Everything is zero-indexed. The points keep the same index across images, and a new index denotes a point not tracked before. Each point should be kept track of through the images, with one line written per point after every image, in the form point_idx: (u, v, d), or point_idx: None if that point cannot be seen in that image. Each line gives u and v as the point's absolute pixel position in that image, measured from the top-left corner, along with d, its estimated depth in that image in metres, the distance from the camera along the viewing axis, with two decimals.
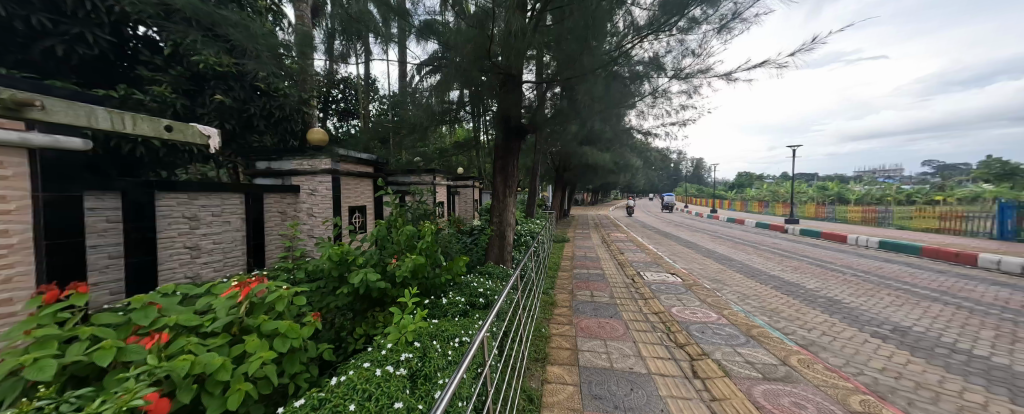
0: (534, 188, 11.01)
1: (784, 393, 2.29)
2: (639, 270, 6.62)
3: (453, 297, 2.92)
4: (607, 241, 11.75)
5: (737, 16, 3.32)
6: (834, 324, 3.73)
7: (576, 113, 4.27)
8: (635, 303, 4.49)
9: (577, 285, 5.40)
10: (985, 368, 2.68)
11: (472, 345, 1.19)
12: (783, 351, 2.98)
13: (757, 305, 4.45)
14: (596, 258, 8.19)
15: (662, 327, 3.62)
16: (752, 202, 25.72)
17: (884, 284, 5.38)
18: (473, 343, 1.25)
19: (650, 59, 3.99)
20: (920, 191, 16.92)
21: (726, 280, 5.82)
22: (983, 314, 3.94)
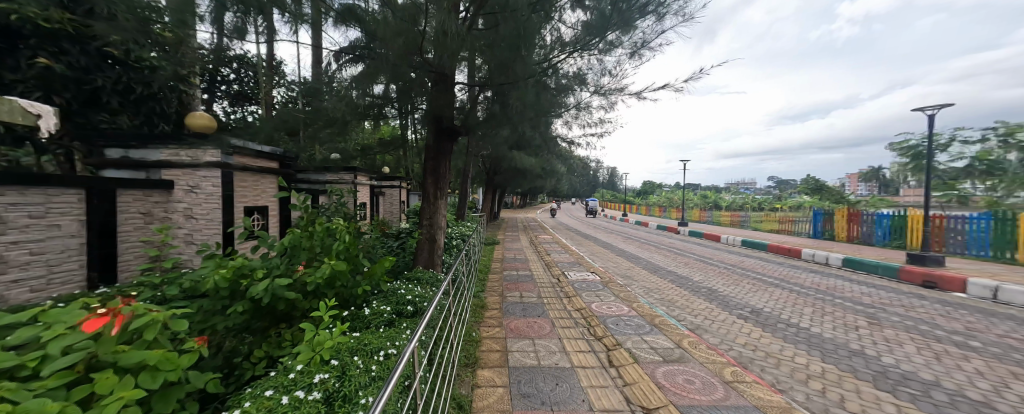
0: (465, 191, 10.93)
1: (679, 373, 2.70)
2: (563, 270, 7.10)
3: (377, 305, 2.72)
4: (535, 243, 12.32)
5: (645, 45, 3.83)
6: (711, 309, 4.57)
7: (509, 120, 4.26)
8: (560, 301, 4.80)
9: (507, 287, 5.53)
10: (806, 336, 3.58)
11: (402, 354, 1.11)
12: (677, 336, 3.51)
13: (658, 296, 5.18)
14: (525, 260, 8.52)
15: (583, 322, 3.94)
16: (655, 207, 29.84)
17: (744, 275, 6.79)
18: (404, 352, 1.15)
19: (575, 74, 4.32)
20: (767, 200, 21.81)
21: (635, 276, 6.64)
22: (803, 295, 5.28)
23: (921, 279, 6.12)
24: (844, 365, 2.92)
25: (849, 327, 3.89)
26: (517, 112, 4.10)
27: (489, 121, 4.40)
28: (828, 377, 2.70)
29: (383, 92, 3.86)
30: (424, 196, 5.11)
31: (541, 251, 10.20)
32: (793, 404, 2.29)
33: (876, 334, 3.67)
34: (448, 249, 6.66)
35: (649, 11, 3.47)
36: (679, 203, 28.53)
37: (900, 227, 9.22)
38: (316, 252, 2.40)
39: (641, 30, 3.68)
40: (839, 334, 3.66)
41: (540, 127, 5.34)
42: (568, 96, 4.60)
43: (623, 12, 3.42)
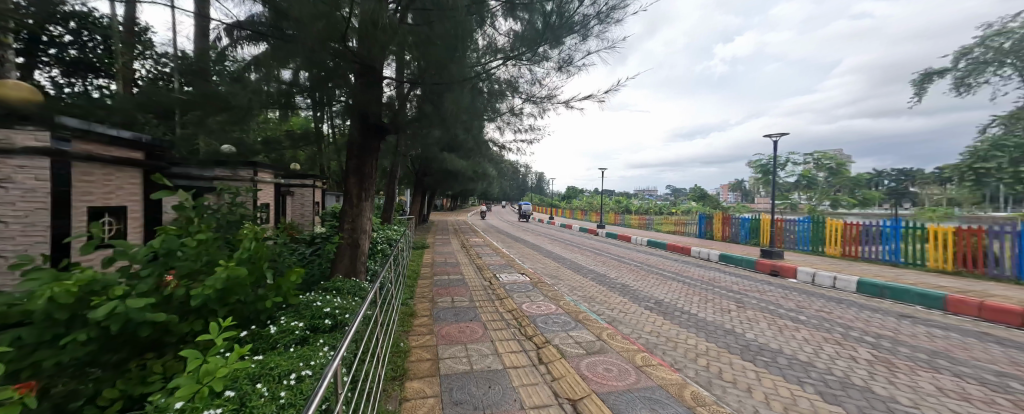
0: (392, 192, 10.27)
1: (600, 363, 2.97)
2: (495, 273, 7.20)
3: (287, 321, 2.39)
4: (466, 246, 12.23)
5: (572, 60, 4.14)
6: (624, 302, 5.15)
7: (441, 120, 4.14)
8: (492, 304, 4.84)
9: (437, 292, 5.37)
10: (695, 321, 4.31)
11: (330, 365, 1.02)
12: (598, 329, 3.85)
13: (581, 294, 5.63)
14: (456, 264, 8.37)
15: (515, 323, 4.05)
16: (577, 210, 32.35)
17: (649, 271, 7.84)
18: (330, 362, 1.05)
19: (507, 81, 4.44)
20: (666, 205, 25.49)
21: (560, 276, 7.09)
22: (693, 286, 6.33)
23: (769, 269, 7.91)
24: (721, 343, 3.59)
25: (724, 310, 4.80)
26: (451, 113, 4.04)
27: (420, 121, 4.24)
28: (710, 354, 3.29)
29: (295, 78, 3.39)
30: (345, 198, 4.66)
31: (472, 254, 10.14)
32: (687, 380, 2.72)
33: (742, 315, 4.60)
34: (372, 254, 6.17)
35: (576, 32, 3.77)
36: (598, 207, 31.46)
37: (756, 228, 11.74)
38: (203, 262, 2.01)
39: (569, 47, 3.98)
40: (717, 316, 4.51)
41: (473, 131, 5.36)
42: (501, 102, 4.71)
43: (554, 29, 3.65)
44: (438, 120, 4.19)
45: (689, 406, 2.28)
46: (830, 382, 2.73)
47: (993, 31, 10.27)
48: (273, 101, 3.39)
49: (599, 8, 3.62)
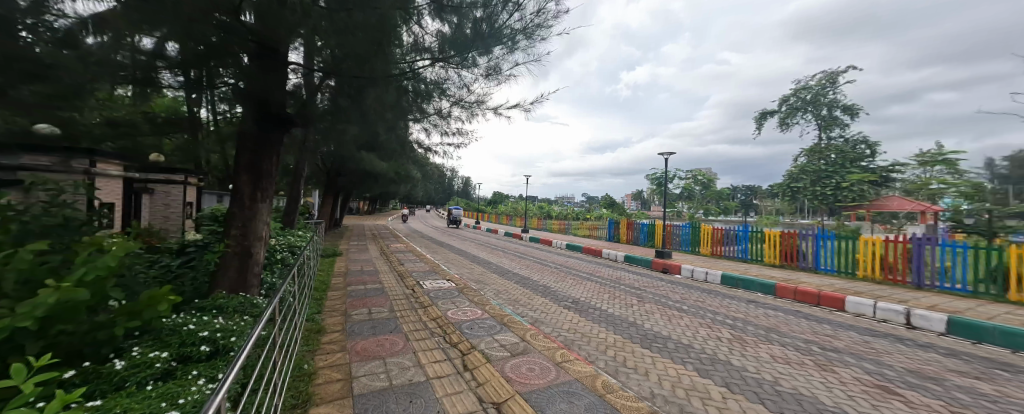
0: (296, 192, 8.98)
1: (524, 364, 3.07)
2: (418, 280, 6.85)
3: (141, 353, 1.87)
4: (386, 252, 11.37)
5: (500, 69, 4.25)
6: (546, 303, 5.46)
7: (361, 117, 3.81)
8: (414, 313, 4.59)
9: (351, 304, 4.86)
10: (604, 316, 4.82)
11: (223, 380, 0.89)
12: (522, 331, 3.99)
13: (507, 297, 5.77)
14: (374, 272, 7.72)
15: (439, 331, 3.91)
16: (503, 215, 33.16)
17: (568, 272, 8.46)
18: (226, 376, 0.92)
19: (435, 82, 4.32)
20: (582, 212, 27.97)
21: (487, 280, 7.13)
22: (604, 285, 7.06)
23: (662, 267, 9.31)
24: (626, 334, 4.09)
25: (628, 305, 5.48)
26: (373, 110, 3.75)
27: (335, 115, 3.83)
28: (617, 345, 3.71)
29: (160, 49, 2.53)
30: (233, 199, 3.92)
31: (393, 261, 9.48)
32: (598, 371, 3.01)
33: (642, 308, 5.31)
34: (269, 264, 5.30)
35: (505, 43, 3.86)
36: (523, 212, 32.77)
37: (652, 232, 13.71)
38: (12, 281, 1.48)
39: (497, 56, 4.05)
40: (622, 311, 5.13)
41: (397, 130, 5.05)
42: (428, 103, 4.54)
43: (483, 37, 3.68)
44: (356, 116, 3.84)
45: (599, 394, 2.54)
46: (703, 359, 3.35)
47: (796, 88, 14.40)
48: (125, 75, 2.52)
49: (526, 23, 3.78)
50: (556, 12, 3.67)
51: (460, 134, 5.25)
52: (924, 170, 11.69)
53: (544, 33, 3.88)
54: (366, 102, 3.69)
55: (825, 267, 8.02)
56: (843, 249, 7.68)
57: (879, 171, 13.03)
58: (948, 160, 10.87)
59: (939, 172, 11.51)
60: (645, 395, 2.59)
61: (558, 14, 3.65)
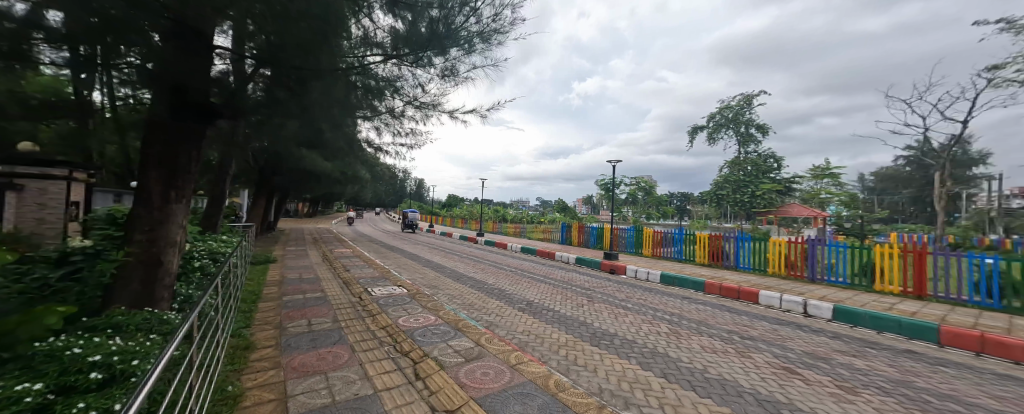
0: (220, 192, 7.95)
1: (478, 369, 3.05)
2: (366, 287, 6.42)
3: (2, 387, 1.49)
4: (330, 258, 10.50)
5: (456, 70, 4.20)
6: (500, 306, 5.48)
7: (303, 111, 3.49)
8: (361, 322, 4.30)
9: (288, 316, 4.40)
10: (556, 316, 4.98)
11: (135, 392, 0.78)
12: (477, 335, 3.95)
13: (461, 302, 5.68)
14: (315, 279, 7.07)
15: (389, 340, 3.71)
16: (458, 218, 32.65)
17: (523, 275, 8.59)
18: (138, 389, 0.81)
19: (386, 79, 4.13)
20: (536, 215, 28.66)
21: (440, 285, 6.94)
22: (557, 287, 7.29)
23: (610, 268, 9.88)
24: (576, 333, 4.26)
25: (578, 305, 5.74)
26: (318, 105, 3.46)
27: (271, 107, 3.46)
28: (568, 344, 3.85)
29: (39, 18, 1.98)
30: (138, 198, 3.34)
31: (337, 267, 8.77)
32: (551, 370, 3.10)
33: (591, 307, 5.58)
34: (185, 274, 4.60)
35: (462, 45, 3.84)
36: (478, 215, 32.61)
37: (601, 235, 14.49)
38: None
39: (453, 57, 4.02)
40: (573, 311, 5.35)
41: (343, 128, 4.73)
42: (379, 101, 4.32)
43: (439, 38, 3.62)
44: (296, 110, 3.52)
45: (552, 393, 2.61)
46: (645, 353, 3.62)
47: (721, 107, 16.40)
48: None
49: (482, 27, 3.80)
50: (512, 19, 3.75)
51: (414, 134, 5.07)
52: (816, 182, 13.99)
53: (500, 39, 3.94)
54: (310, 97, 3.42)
55: (744, 265, 9.16)
56: (757, 249, 8.87)
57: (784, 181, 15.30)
58: (832, 174, 13.14)
59: (826, 184, 13.86)
60: (594, 391, 2.72)
61: (515, 21, 3.74)
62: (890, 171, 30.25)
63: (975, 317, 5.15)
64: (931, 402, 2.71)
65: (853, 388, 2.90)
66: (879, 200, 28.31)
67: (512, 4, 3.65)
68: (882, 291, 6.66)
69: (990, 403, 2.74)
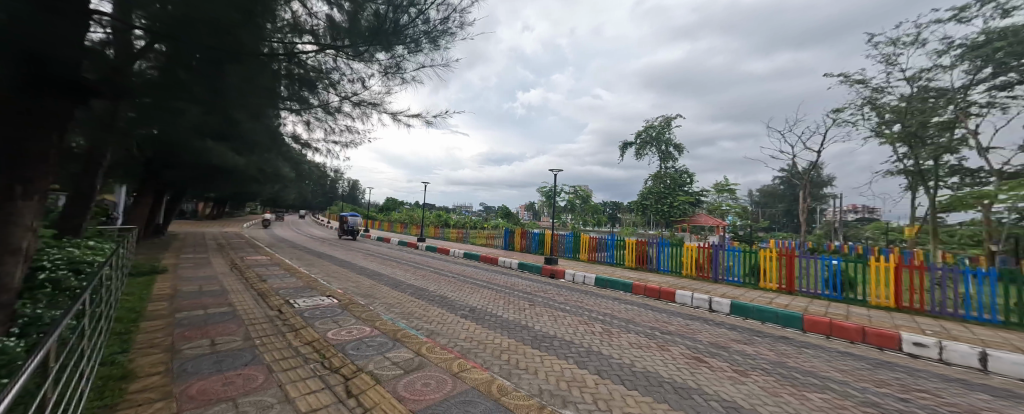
0: (87, 187, 6.40)
1: (418, 380, 2.90)
2: (287, 299, 5.70)
3: None
4: (240, 267, 9.08)
5: (400, 67, 4.02)
6: (442, 314, 5.32)
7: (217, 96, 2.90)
8: (281, 338, 3.81)
9: (183, 336, 3.68)
10: (498, 321, 5.03)
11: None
12: (417, 345, 3.78)
13: (399, 310, 5.38)
14: (221, 292, 6.04)
15: (315, 356, 3.34)
16: (396, 223, 30.96)
17: (465, 281, 8.47)
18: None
19: (318, 69, 3.74)
20: (480, 221, 28.65)
21: (376, 294, 6.48)
22: (499, 292, 7.34)
23: (550, 272, 10.30)
24: (518, 337, 4.35)
25: (520, 309, 5.86)
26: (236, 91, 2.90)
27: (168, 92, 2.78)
28: (511, 348, 3.90)
29: None
30: None
31: (250, 277, 7.63)
32: (494, 376, 3.11)
33: (533, 311, 5.74)
34: (28, 291, 3.55)
35: (407, 43, 3.72)
36: (419, 220, 31.38)
37: (543, 241, 15.03)
38: None
39: (398, 55, 3.85)
40: (515, 315, 5.46)
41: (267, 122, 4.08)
42: (311, 94, 3.89)
43: (384, 33, 3.44)
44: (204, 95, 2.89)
45: (495, 398, 2.62)
46: (581, 353, 3.85)
47: (646, 127, 18.40)
48: None
49: (430, 28, 3.72)
50: (461, 23, 3.76)
51: (351, 133, 4.70)
52: (718, 196, 16.50)
53: (448, 41, 3.92)
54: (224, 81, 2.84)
55: (663, 268, 10.31)
56: (674, 254, 10.08)
57: (695, 194, 17.72)
58: (730, 189, 15.63)
59: (726, 197, 16.40)
60: (535, 392, 2.80)
61: (463, 26, 3.75)
62: (770, 188, 37.06)
63: (825, 306, 6.56)
64: (797, 378, 3.37)
65: (745, 370, 3.48)
66: (761, 212, 34.51)
67: (461, 8, 3.66)
68: (764, 287, 8.09)
69: (835, 375, 3.51)
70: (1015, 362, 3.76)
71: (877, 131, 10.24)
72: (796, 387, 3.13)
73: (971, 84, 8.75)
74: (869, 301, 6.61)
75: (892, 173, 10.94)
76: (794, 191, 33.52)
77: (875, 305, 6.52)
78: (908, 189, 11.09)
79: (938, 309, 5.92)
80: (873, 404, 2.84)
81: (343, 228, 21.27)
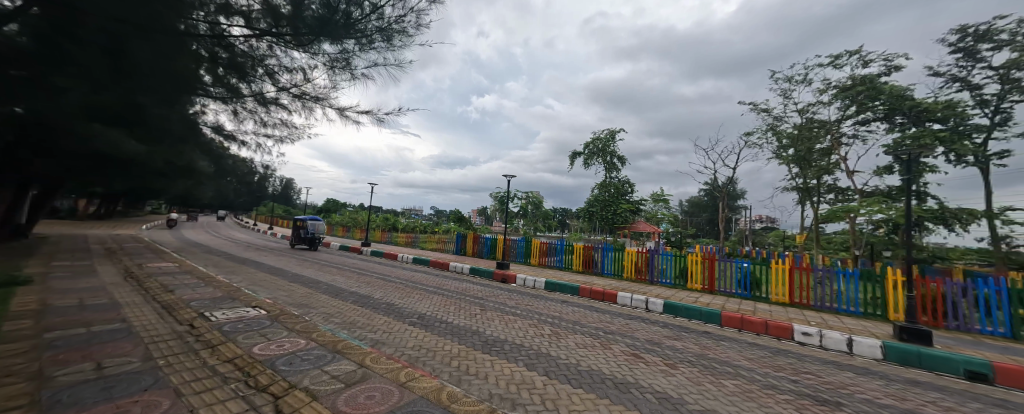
0: None
1: (361, 394, 2.72)
2: (201, 311, 4.96)
3: None
4: (137, 276, 7.62)
5: (348, 60, 3.77)
6: (388, 322, 5.07)
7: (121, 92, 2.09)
8: (193, 357, 3.30)
9: (55, 360, 3.00)
10: (448, 328, 4.92)
11: None
12: (361, 356, 3.55)
13: (339, 320, 4.99)
14: (111, 306, 5.04)
15: (238, 375, 2.96)
16: (337, 226, 28.68)
17: (414, 287, 8.16)
18: None
19: (247, 53, 3.33)
20: (431, 224, 27.86)
21: (313, 304, 5.93)
22: (450, 298, 7.20)
23: (502, 277, 10.38)
24: (469, 343, 4.31)
25: (471, 314, 5.82)
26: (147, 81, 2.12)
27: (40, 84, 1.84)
28: (460, 354, 3.85)
29: None
30: None
31: (152, 288, 6.45)
32: (443, 383, 3.04)
33: (484, 316, 5.73)
34: None
35: (358, 37, 3.53)
36: (364, 223, 29.48)
37: (495, 246, 15.07)
38: None
39: (347, 49, 3.64)
40: (467, 320, 5.39)
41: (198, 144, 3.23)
42: (242, 84, 3.44)
43: (334, 26, 3.23)
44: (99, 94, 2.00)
45: (445, 406, 2.56)
46: (530, 355, 3.94)
47: (594, 138, 19.59)
48: None
49: (383, 24, 3.59)
50: (417, 24, 3.69)
51: (286, 126, 4.26)
52: (654, 205, 18.16)
53: (403, 41, 3.81)
54: (132, 64, 2.02)
55: (607, 271, 11.00)
56: (617, 258, 10.82)
57: (635, 203, 19.24)
58: (665, 199, 17.29)
59: (661, 206, 18.10)
60: (485, 397, 2.80)
61: (420, 27, 3.68)
62: (697, 198, 41.78)
63: (738, 303, 7.57)
64: (715, 367, 3.84)
65: (674, 364, 3.87)
66: (690, 220, 38.58)
67: (419, 9, 3.61)
68: (691, 288, 9.04)
69: (744, 363, 4.07)
70: (870, 345, 4.74)
71: (778, 154, 12.15)
72: (714, 375, 3.56)
73: (843, 118, 10.84)
74: (770, 298, 7.78)
75: (789, 189, 13.07)
76: (716, 201, 38.14)
77: (774, 301, 7.69)
78: (800, 203, 13.30)
79: (820, 303, 7.19)
80: (772, 386, 3.34)
81: (296, 234, 16.53)
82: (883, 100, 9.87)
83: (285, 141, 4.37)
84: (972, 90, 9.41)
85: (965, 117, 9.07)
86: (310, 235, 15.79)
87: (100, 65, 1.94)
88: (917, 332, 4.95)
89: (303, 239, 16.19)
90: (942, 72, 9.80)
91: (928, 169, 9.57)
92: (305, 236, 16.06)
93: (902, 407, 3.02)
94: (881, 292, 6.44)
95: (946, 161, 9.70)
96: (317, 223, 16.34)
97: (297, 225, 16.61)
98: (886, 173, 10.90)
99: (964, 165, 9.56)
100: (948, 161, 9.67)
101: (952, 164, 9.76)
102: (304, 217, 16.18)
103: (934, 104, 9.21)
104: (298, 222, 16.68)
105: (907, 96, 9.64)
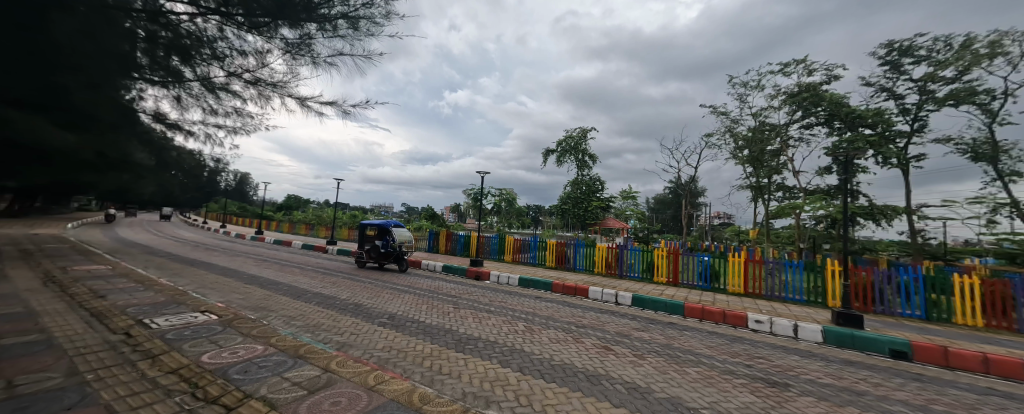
0: None
1: (325, 399, 2.58)
2: (142, 318, 4.48)
3: None
4: (60, 281, 6.68)
5: (307, 43, 3.50)
6: (356, 323, 4.84)
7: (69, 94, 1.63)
8: (131, 369, 2.96)
9: None
10: (417, 327, 4.80)
11: None
12: (325, 360, 3.37)
13: (302, 324, 4.69)
14: (29, 315, 4.41)
15: (184, 387, 2.69)
16: (299, 224, 26.94)
17: (383, 287, 7.85)
18: None
19: (192, 32, 2.96)
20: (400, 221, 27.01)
21: (273, 306, 5.56)
22: (422, 297, 6.99)
23: (475, 274, 10.26)
24: (441, 342, 4.23)
25: (445, 313, 5.70)
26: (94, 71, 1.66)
27: None
28: (433, 354, 3.76)
29: None
30: None
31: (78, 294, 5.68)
32: (415, 384, 2.95)
33: (457, 315, 5.63)
34: None
35: (321, 22, 3.32)
36: (329, 220, 28.02)
37: (468, 243, 14.93)
38: None
39: (307, 33, 3.40)
40: (440, 319, 5.29)
41: (169, 156, 2.67)
42: (186, 68, 2.98)
43: (293, 8, 2.99)
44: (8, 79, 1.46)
45: (416, 408, 2.47)
46: (504, 352, 3.94)
47: (566, 136, 19.94)
48: None
49: (348, 10, 3.39)
50: (385, 11, 3.52)
51: (238, 115, 3.88)
52: (623, 202, 18.83)
53: (370, 27, 3.63)
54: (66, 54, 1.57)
55: (579, 266, 11.26)
56: (589, 253, 11.10)
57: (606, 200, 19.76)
58: (633, 196, 17.95)
59: (629, 203, 18.78)
60: (458, 396, 2.75)
61: (388, 14, 3.50)
62: (662, 197, 44.17)
63: (700, 295, 8.02)
64: (679, 356, 4.05)
65: (643, 354, 4.03)
66: (655, 218, 40.44)
67: None
68: (658, 281, 9.44)
69: (704, 350, 4.34)
70: (813, 330, 5.21)
71: (735, 154, 13.01)
72: (678, 364, 3.76)
73: (790, 121, 11.78)
74: (728, 289, 8.35)
75: (744, 188, 14.05)
76: (679, 198, 40.31)
77: (731, 292, 8.26)
78: (753, 200, 14.32)
79: (770, 292, 7.81)
80: (729, 371, 3.58)
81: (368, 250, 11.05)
82: (824, 107, 10.82)
83: (238, 131, 3.96)
84: (896, 99, 10.56)
85: (890, 123, 10.16)
86: (394, 249, 10.54)
87: (13, 52, 1.44)
88: (850, 317, 5.52)
89: (383, 256, 10.72)
90: (873, 83, 10.86)
91: (860, 169, 10.65)
92: (385, 252, 10.62)
93: (839, 385, 3.35)
94: (822, 282, 7.14)
95: (875, 162, 10.84)
96: (400, 232, 11.04)
97: (368, 234, 11.22)
98: (826, 174, 12.00)
99: (889, 166, 10.74)
100: (877, 163, 10.82)
101: (881, 166, 10.92)
102: (382, 223, 10.90)
103: (865, 111, 10.26)
104: (370, 230, 11.26)
105: (844, 104, 10.59)
